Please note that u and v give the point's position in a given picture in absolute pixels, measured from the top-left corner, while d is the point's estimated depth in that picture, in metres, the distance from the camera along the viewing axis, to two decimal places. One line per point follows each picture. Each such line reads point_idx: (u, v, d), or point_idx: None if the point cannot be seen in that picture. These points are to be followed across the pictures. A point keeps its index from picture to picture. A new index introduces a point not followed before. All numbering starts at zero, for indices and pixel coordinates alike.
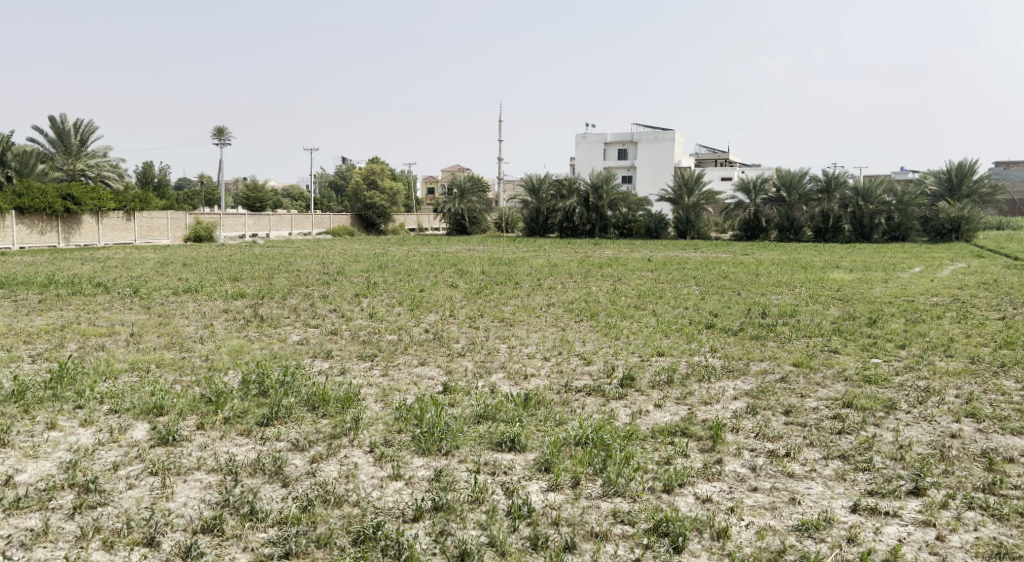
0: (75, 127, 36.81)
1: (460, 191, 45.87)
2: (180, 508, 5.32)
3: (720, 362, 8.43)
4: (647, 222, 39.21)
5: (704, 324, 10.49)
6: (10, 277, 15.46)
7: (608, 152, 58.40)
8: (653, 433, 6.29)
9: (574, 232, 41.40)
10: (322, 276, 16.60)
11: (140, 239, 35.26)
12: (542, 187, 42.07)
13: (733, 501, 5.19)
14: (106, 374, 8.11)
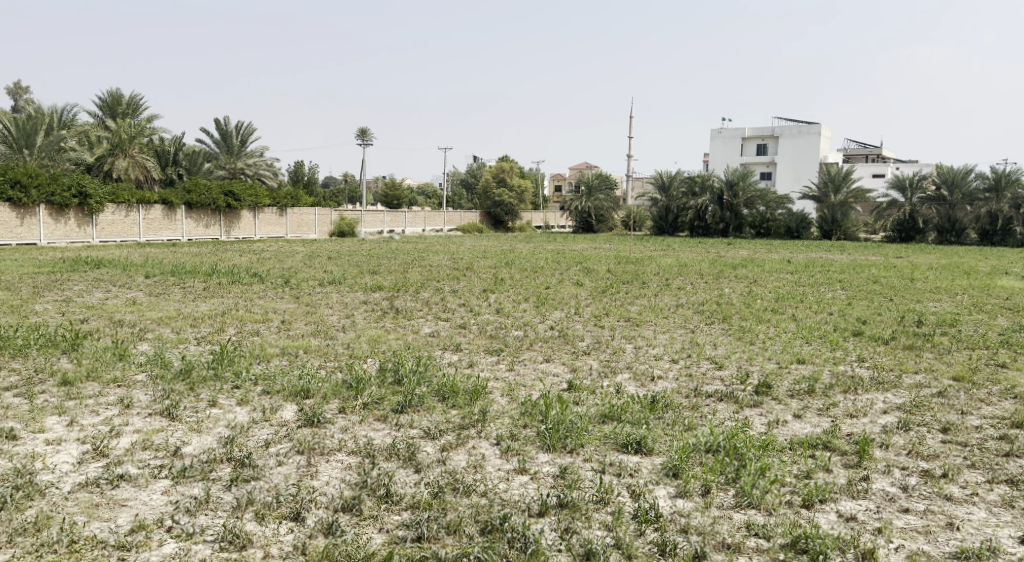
0: (236, 128, 38.98)
1: (587, 189, 45.96)
2: (323, 486, 5.65)
3: (869, 373, 8.05)
4: (788, 222, 37.92)
5: (851, 331, 10.04)
6: (179, 266, 16.86)
7: (746, 148, 56.68)
8: (791, 444, 6.11)
9: (706, 231, 40.48)
10: (454, 271, 17.08)
11: (291, 234, 37.54)
12: (672, 184, 41.58)
13: (882, 522, 4.99)
14: (260, 357, 8.72)
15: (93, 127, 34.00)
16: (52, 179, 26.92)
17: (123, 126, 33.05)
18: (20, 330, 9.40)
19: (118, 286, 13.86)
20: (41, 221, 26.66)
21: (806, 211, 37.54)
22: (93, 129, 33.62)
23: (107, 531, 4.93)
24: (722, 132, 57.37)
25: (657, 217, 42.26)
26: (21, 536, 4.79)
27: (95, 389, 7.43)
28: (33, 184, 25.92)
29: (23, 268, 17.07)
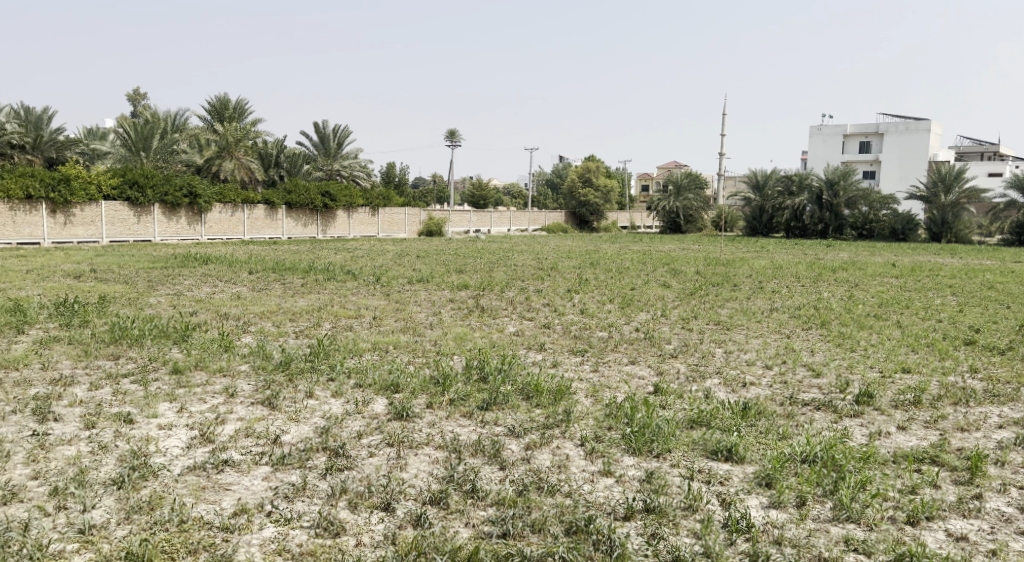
0: (333, 131, 40.30)
1: (676, 188, 45.43)
2: (412, 478, 5.83)
3: (982, 385, 7.70)
4: (893, 223, 36.58)
5: (962, 340, 9.62)
6: (277, 263, 17.56)
7: (847, 145, 54.86)
8: (894, 458, 5.94)
9: (803, 232, 39.26)
10: (538, 270, 17.15)
11: (382, 232, 38.48)
12: (768, 183, 40.82)
13: (995, 544, 4.81)
14: (353, 351, 9.04)
15: (202, 130, 35.54)
16: (165, 179, 28.72)
17: (230, 129, 34.49)
18: (136, 321, 10.03)
19: (223, 282, 14.57)
20: (156, 220, 28.60)
21: (912, 211, 36.15)
22: (202, 132, 35.17)
23: (213, 513, 5.22)
24: (822, 129, 55.38)
25: (750, 217, 41.78)
26: (136, 513, 5.11)
27: (202, 378, 7.87)
28: (148, 184, 27.89)
29: (137, 263, 18.16)
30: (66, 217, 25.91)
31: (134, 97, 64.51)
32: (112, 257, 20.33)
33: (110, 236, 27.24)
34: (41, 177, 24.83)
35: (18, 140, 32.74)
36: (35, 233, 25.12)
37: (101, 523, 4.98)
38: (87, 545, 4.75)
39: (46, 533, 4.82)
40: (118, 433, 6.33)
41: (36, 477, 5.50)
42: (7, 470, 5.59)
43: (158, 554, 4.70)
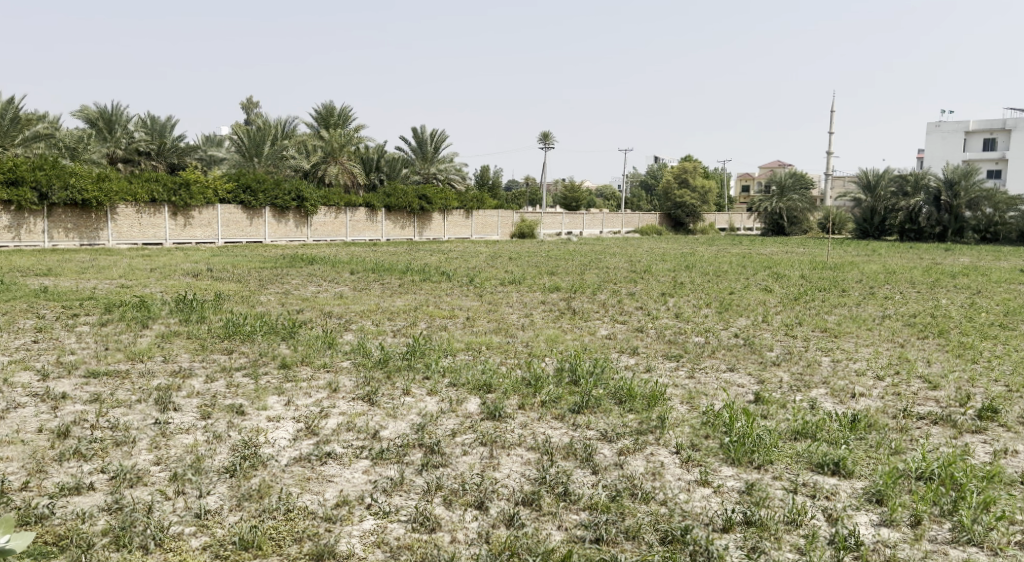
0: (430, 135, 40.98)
1: (779, 189, 44.34)
2: (505, 478, 5.90)
3: None
4: (1020, 226, 34.22)
5: None
6: (376, 264, 18.08)
7: (970, 143, 52.34)
8: (1022, 478, 5.63)
9: (918, 234, 37.44)
10: (631, 273, 17.00)
11: (476, 235, 38.86)
12: (880, 183, 38.92)
13: None
14: (448, 350, 9.22)
15: (309, 136, 36.90)
16: (275, 184, 30.14)
17: (335, 136, 35.66)
18: (248, 317, 10.52)
19: (327, 281, 15.07)
20: (266, 222, 30.10)
21: None
22: (309, 138, 36.68)
23: (317, 503, 5.42)
24: (941, 126, 53.36)
25: (860, 218, 40.00)
26: (247, 500, 5.36)
27: (308, 373, 8.19)
28: (260, 188, 29.53)
29: (249, 263, 19.02)
30: (186, 218, 27.74)
31: (247, 105, 67.48)
32: (226, 257, 21.37)
33: (225, 237, 29.06)
34: (165, 182, 26.81)
35: (145, 147, 35.00)
36: (158, 233, 27.01)
37: (215, 508, 5.25)
38: (203, 528, 5.01)
39: (167, 515, 5.11)
40: (230, 423, 6.65)
41: (157, 462, 5.85)
42: (132, 455, 5.95)
43: (266, 540, 4.90)
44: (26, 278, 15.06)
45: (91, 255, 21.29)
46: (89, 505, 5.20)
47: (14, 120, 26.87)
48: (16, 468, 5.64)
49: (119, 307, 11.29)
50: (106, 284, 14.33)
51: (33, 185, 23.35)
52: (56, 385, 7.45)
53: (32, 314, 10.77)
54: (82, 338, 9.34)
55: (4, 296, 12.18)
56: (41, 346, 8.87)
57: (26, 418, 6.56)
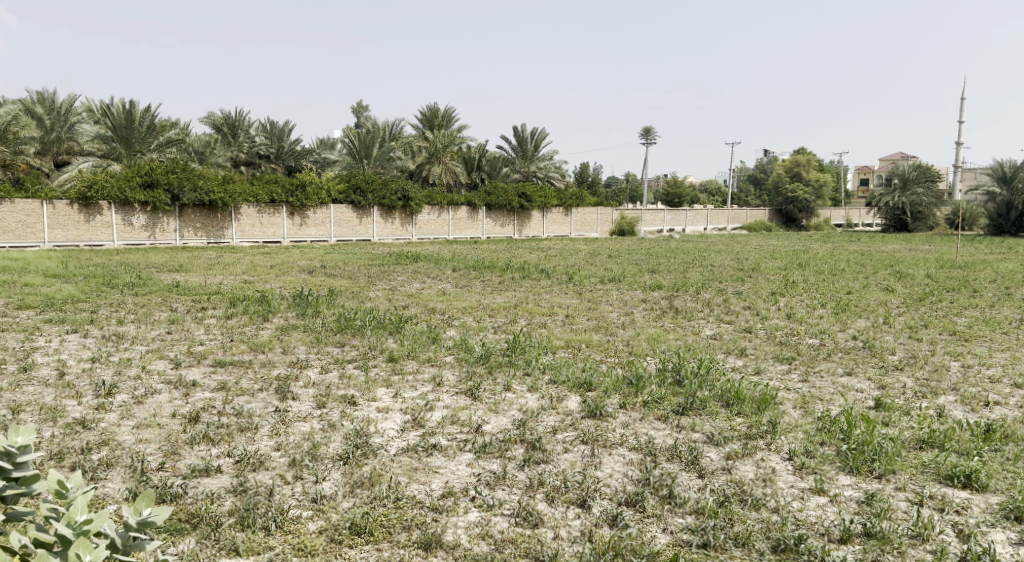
0: (530, 134, 41.08)
1: (901, 183, 42.35)
2: (607, 478, 5.83)
3: None
4: None
5: None
6: (478, 261, 18.26)
7: None
8: None
9: None
10: (738, 271, 16.55)
11: (574, 232, 38.74)
12: (1017, 176, 36.62)
13: None
14: (547, 348, 9.19)
15: (415, 136, 37.63)
16: (383, 184, 30.86)
17: (439, 137, 36.28)
18: (358, 312, 10.83)
19: (432, 278, 15.34)
20: (374, 221, 30.96)
21: None
22: (415, 139, 37.44)
23: (424, 493, 5.50)
24: None
25: (994, 213, 37.70)
26: (359, 488, 5.50)
27: (413, 367, 8.34)
28: (369, 189, 30.35)
29: (358, 260, 19.56)
30: (302, 218, 28.89)
31: (358, 110, 69.33)
32: (338, 254, 22.07)
33: (338, 235, 30.09)
34: (283, 184, 28.01)
35: (265, 151, 36.67)
36: (277, 232, 28.23)
37: (329, 494, 5.41)
38: (319, 513, 5.16)
39: (286, 499, 5.30)
40: (343, 413, 6.85)
41: (277, 448, 6.08)
42: (254, 440, 6.21)
43: (377, 527, 5.01)
44: (159, 274, 16.00)
45: (217, 253, 22.44)
46: (216, 486, 5.45)
47: (151, 127, 28.76)
48: (152, 449, 5.97)
49: (242, 301, 11.83)
50: (231, 280, 15.05)
51: (167, 187, 25.08)
52: (186, 373, 7.87)
53: (165, 307, 11.42)
54: (209, 329, 9.84)
55: (141, 290, 12.95)
56: (173, 336, 9.39)
57: (161, 403, 6.94)
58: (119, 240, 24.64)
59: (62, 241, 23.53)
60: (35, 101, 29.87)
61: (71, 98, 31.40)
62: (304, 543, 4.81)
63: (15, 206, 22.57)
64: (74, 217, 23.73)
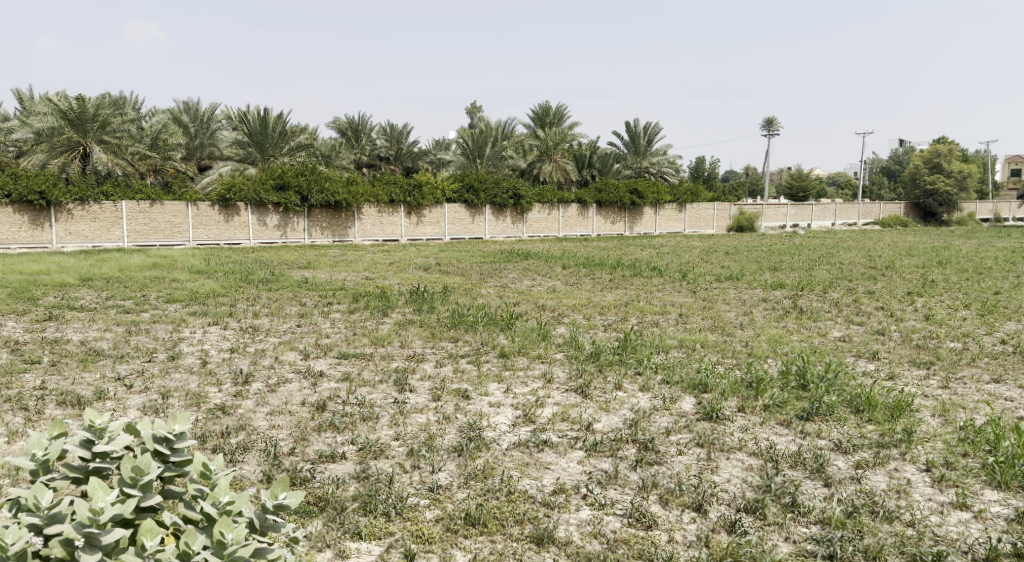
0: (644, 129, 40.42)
1: None
2: (725, 482, 5.61)
3: None
4: None
5: None
6: (591, 258, 18.10)
7: None
8: None
9: None
10: (869, 270, 15.70)
11: (689, 229, 37.90)
12: None
13: None
14: (660, 347, 8.98)
15: (526, 135, 37.82)
16: (494, 183, 31.16)
17: (550, 135, 36.36)
18: (471, 309, 10.92)
19: (542, 276, 15.31)
20: (486, 219, 31.33)
21: None
22: (527, 138, 37.62)
23: (536, 488, 5.46)
24: None
25: None
26: (473, 480, 5.52)
27: (525, 363, 8.34)
28: (482, 188, 30.72)
29: (471, 258, 19.76)
30: (418, 217, 29.56)
31: (470, 110, 70.26)
32: (453, 252, 22.43)
33: (452, 233, 30.61)
34: (401, 184, 28.74)
35: (385, 152, 37.70)
36: (395, 230, 29.02)
37: (445, 484, 5.45)
38: (436, 502, 5.21)
39: (405, 487, 5.37)
40: (458, 406, 6.91)
41: (396, 438, 6.19)
42: (375, 430, 6.34)
43: (491, 519, 5.00)
44: (289, 270, 16.73)
45: (341, 251, 23.23)
46: (341, 472, 5.59)
47: (282, 133, 30.01)
48: (284, 434, 6.20)
49: (363, 297, 12.17)
50: (353, 276, 15.52)
51: (297, 188, 26.22)
52: (314, 363, 8.16)
53: (294, 301, 11.91)
54: (334, 323, 10.17)
55: (272, 285, 13.57)
56: (302, 329, 9.76)
57: (291, 391, 7.20)
58: (254, 238, 26.06)
59: (205, 239, 25.13)
60: (182, 110, 31.95)
61: (212, 107, 33.32)
62: (421, 531, 4.85)
63: (165, 207, 24.27)
64: (214, 217, 25.27)
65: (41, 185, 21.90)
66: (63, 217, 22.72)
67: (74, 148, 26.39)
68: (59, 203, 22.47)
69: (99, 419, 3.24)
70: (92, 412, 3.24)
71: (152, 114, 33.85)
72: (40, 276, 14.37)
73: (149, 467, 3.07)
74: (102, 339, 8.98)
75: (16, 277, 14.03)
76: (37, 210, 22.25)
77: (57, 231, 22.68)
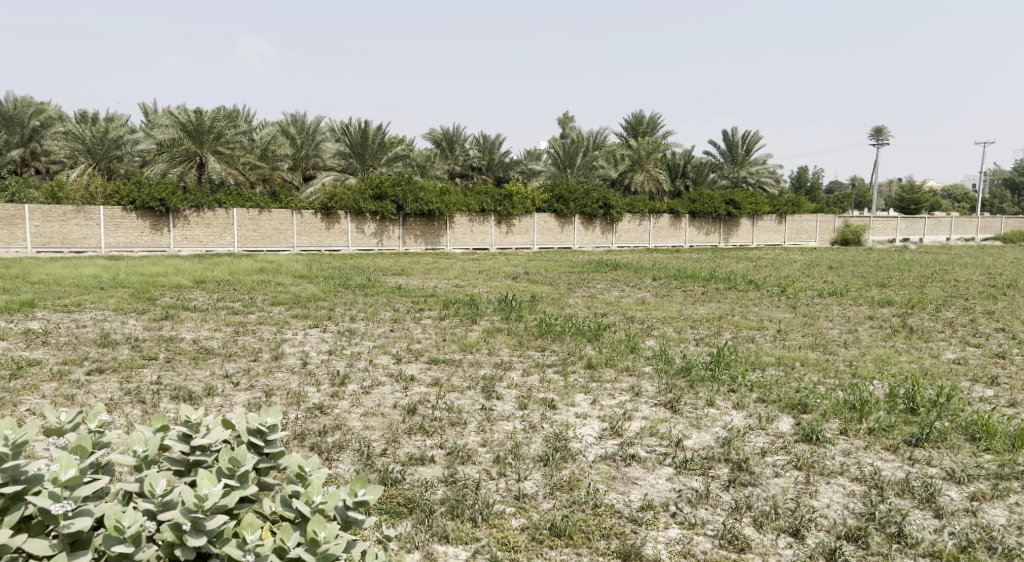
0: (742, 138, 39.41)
1: None
2: (824, 508, 5.32)
3: None
4: None
5: None
6: (685, 271, 17.72)
7: None
8: None
9: None
10: (987, 288, 14.77)
11: (789, 241, 36.71)
12: None
13: None
14: (756, 364, 8.67)
15: (619, 145, 37.52)
16: (585, 193, 31.00)
17: (643, 144, 35.93)
18: (559, 318, 10.83)
19: (631, 287, 15.12)
20: (576, 229, 31.20)
21: None
22: (619, 147, 37.27)
23: (622, 503, 5.31)
24: None
25: None
26: (559, 490, 5.42)
27: (612, 375, 8.18)
28: (572, 198, 30.59)
29: (561, 268, 19.69)
30: (508, 226, 29.72)
31: (563, 119, 70.43)
32: (543, 262, 22.39)
33: (541, 243, 30.63)
34: (492, 194, 29.02)
35: (478, 162, 38.15)
36: (485, 239, 29.27)
37: (531, 493, 5.37)
38: (521, 510, 5.14)
39: (491, 494, 5.33)
40: (544, 416, 6.82)
41: (484, 444, 6.16)
42: (463, 435, 6.33)
43: (577, 531, 4.89)
44: (384, 276, 17.07)
45: (433, 258, 23.58)
46: (430, 475, 5.60)
47: (381, 144, 30.71)
48: (377, 435, 6.26)
49: (454, 304, 12.27)
50: (445, 284, 15.70)
51: (394, 198, 26.79)
52: (406, 367, 8.24)
53: (388, 307, 12.09)
54: (426, 329, 10.27)
55: (368, 291, 13.83)
56: (395, 334, 9.90)
57: (384, 394, 7.30)
58: (353, 245, 26.76)
59: (308, 246, 25.98)
60: (289, 123, 32.98)
61: (315, 119, 34.45)
62: (507, 538, 4.79)
63: (271, 215, 25.25)
64: (316, 225, 26.10)
65: (162, 193, 23.12)
66: (180, 222, 23.96)
67: (191, 159, 27.75)
68: (177, 210, 23.72)
69: (195, 414, 3.33)
70: (189, 408, 3.33)
71: (262, 127, 35.19)
72: (158, 277, 15.17)
73: (245, 458, 3.12)
74: (212, 338, 9.34)
75: (137, 278, 14.85)
76: (157, 216, 23.55)
77: (174, 236, 23.95)
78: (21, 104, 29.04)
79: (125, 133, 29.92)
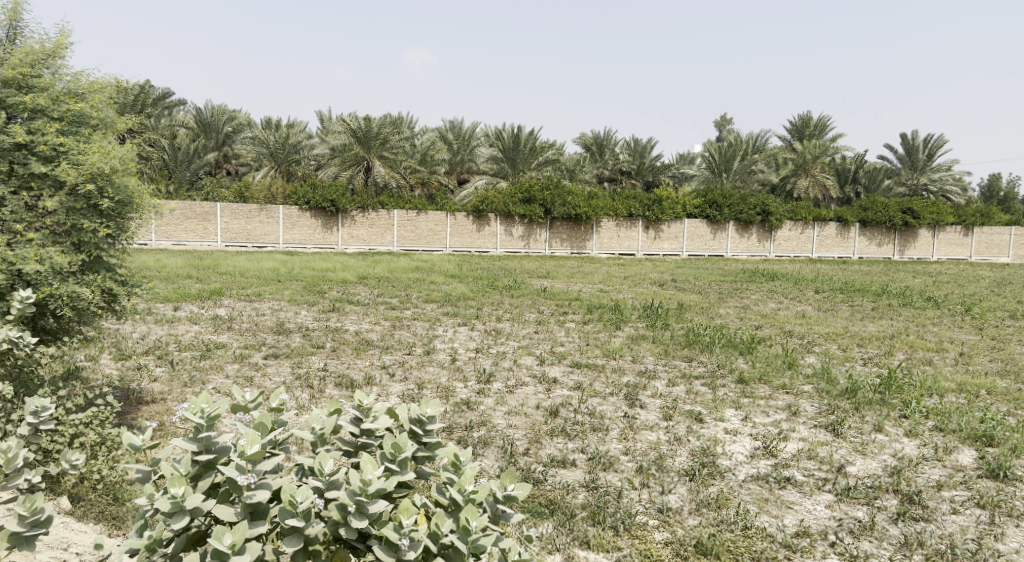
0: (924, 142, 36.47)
1: None
2: (1012, 553, 4.76)
3: None
4: None
5: None
6: (853, 284, 16.63)
7: None
8: None
9: None
10: None
11: (976, 256, 33.67)
12: None
13: None
14: (932, 389, 7.92)
15: (781, 148, 35.94)
16: (741, 198, 29.85)
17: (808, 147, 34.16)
18: (709, 329, 10.44)
19: (790, 299, 14.37)
20: (729, 236, 30.15)
21: None
22: (781, 151, 35.62)
23: (775, 527, 4.97)
24: None
25: None
26: (706, 507, 5.15)
27: (766, 392, 7.76)
28: (726, 204, 29.53)
29: (712, 276, 19.02)
30: (657, 231, 29.16)
31: (721, 122, 68.26)
32: (693, 269, 21.76)
33: (690, 249, 29.85)
34: (642, 199, 28.62)
35: (628, 166, 37.79)
36: (633, 244, 28.85)
37: (676, 507, 5.14)
38: (665, 524, 4.92)
39: (634, 504, 5.15)
40: (690, 429, 6.55)
41: (626, 453, 5.98)
42: (605, 442, 6.18)
43: (724, 551, 4.63)
44: (531, 279, 17.13)
45: (581, 262, 23.48)
46: (572, 479, 5.49)
47: (533, 149, 31.01)
48: (521, 435, 6.22)
49: (599, 309, 12.12)
50: (591, 288, 15.53)
51: (543, 202, 26.92)
52: (549, 370, 8.19)
53: (535, 309, 12.12)
54: (570, 333, 10.18)
55: (517, 292, 13.92)
56: (540, 336, 9.88)
57: (528, 394, 7.26)
58: (502, 247, 27.12)
59: (461, 247, 26.59)
60: (448, 128, 33.85)
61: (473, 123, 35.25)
62: (651, 551, 4.61)
63: (429, 216, 26.07)
64: (468, 226, 26.68)
65: (333, 194, 24.45)
66: (348, 222, 25.21)
67: (359, 163, 29.20)
68: (345, 210, 24.97)
69: (365, 398, 3.38)
70: (360, 393, 3.38)
71: (423, 133, 36.32)
72: (326, 272, 15.98)
73: (406, 445, 3.13)
74: (371, 330, 9.71)
75: (308, 273, 15.70)
76: (329, 215, 24.90)
77: (341, 234, 25.24)
78: (217, 112, 31.45)
79: (303, 139, 31.89)
